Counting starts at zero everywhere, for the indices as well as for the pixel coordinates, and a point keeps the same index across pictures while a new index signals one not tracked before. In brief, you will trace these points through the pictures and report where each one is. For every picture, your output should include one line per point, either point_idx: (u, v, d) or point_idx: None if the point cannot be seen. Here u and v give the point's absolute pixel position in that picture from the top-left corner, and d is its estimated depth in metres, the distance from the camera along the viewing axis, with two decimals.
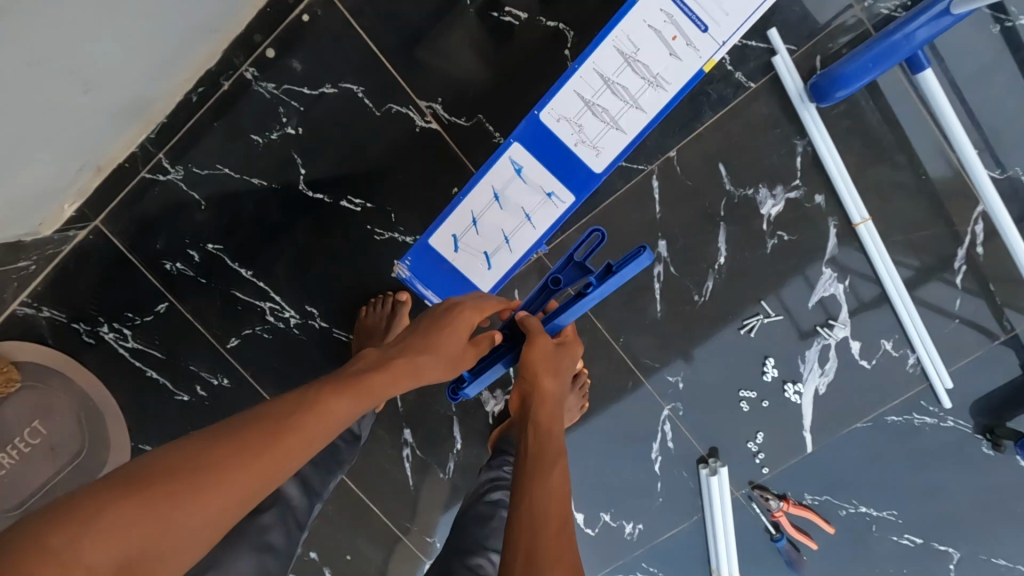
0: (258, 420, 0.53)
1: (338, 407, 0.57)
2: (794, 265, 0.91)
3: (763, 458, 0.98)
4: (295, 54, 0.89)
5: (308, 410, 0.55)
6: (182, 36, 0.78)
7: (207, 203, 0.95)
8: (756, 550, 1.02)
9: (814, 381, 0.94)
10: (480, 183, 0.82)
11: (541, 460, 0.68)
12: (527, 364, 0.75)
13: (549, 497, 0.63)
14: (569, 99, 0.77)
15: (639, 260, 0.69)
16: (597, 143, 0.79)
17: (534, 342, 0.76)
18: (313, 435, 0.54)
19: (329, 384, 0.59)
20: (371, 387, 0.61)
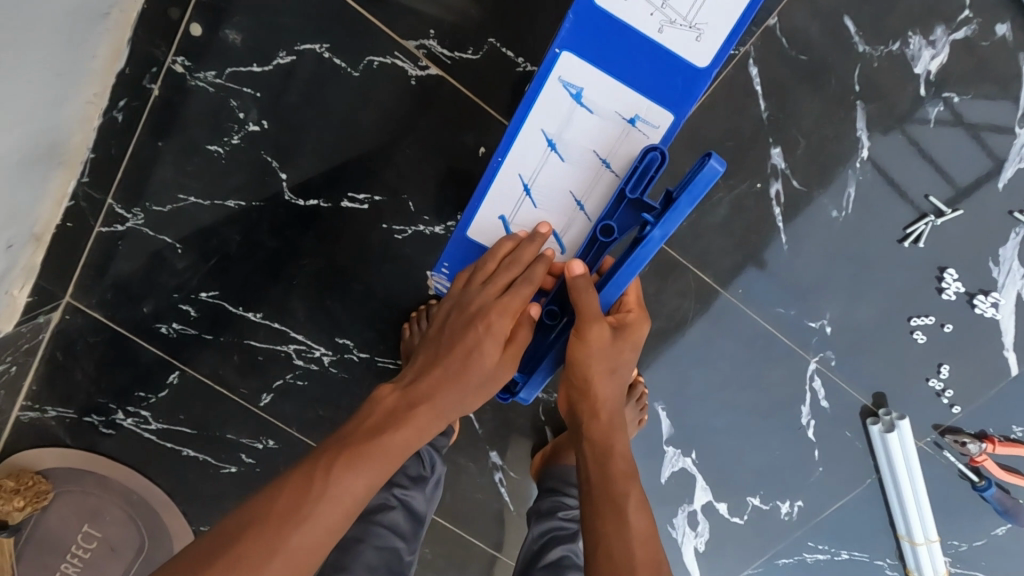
0: (253, 526, 0.44)
1: (345, 490, 0.47)
2: (967, 132, 0.68)
3: (952, 396, 0.76)
4: (233, 23, 0.67)
5: (309, 503, 0.46)
6: (75, 29, 0.54)
7: (185, 245, 0.76)
8: (953, 503, 0.81)
9: (1015, 287, 0.71)
10: (524, 134, 0.59)
11: (608, 493, 0.53)
12: (575, 362, 0.56)
13: (634, 547, 0.49)
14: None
15: (707, 176, 0.49)
16: (696, 21, 0.54)
17: (586, 335, 0.55)
18: (320, 537, 0.45)
19: (343, 448, 0.50)
20: (384, 453, 0.51)
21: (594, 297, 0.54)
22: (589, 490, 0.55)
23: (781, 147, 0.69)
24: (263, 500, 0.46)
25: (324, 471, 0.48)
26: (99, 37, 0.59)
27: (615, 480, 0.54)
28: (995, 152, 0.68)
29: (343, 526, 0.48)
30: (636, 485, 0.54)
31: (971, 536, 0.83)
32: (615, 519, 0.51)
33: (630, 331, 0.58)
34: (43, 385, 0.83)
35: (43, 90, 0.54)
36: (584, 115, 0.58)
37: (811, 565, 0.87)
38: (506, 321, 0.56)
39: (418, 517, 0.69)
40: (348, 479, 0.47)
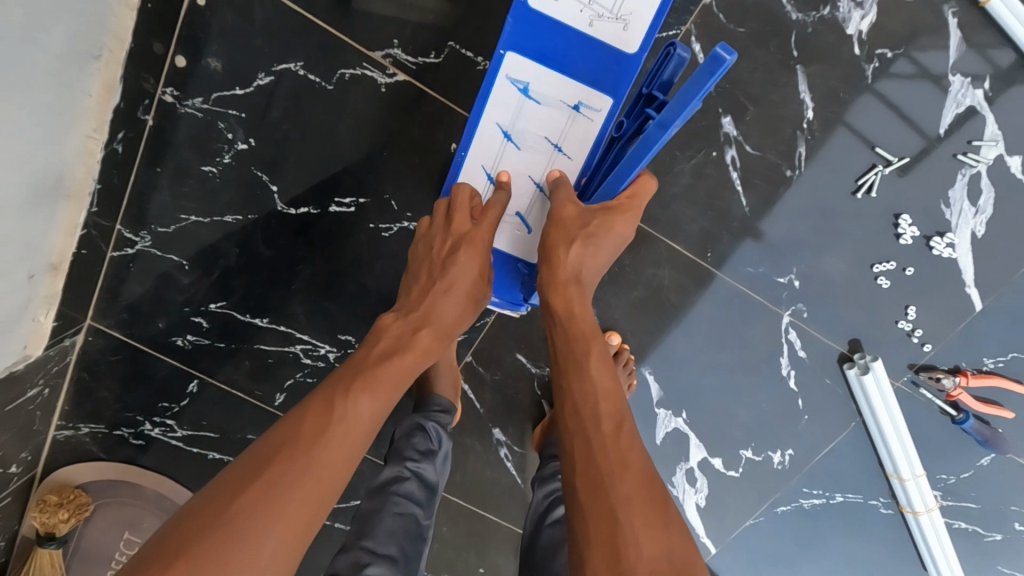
0: (284, 448, 0.47)
1: (361, 408, 0.51)
2: (904, 84, 0.72)
3: (922, 335, 0.80)
4: (213, 51, 0.72)
5: (334, 421, 0.49)
6: (66, 70, 0.59)
7: (191, 261, 0.81)
8: (936, 438, 0.85)
9: (969, 225, 0.75)
10: (482, 130, 0.66)
11: (573, 357, 0.57)
12: (546, 244, 0.63)
13: (599, 400, 0.53)
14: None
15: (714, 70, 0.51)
16: (621, 13, 0.61)
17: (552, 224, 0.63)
18: (346, 452, 0.49)
19: (354, 376, 0.53)
20: (393, 374, 0.55)
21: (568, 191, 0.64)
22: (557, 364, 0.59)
23: (731, 115, 0.73)
24: (286, 429, 0.48)
25: (342, 394, 0.51)
26: (91, 77, 0.63)
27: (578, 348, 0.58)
28: (934, 101, 0.72)
29: (365, 444, 0.51)
30: (599, 346, 0.57)
31: (958, 468, 0.87)
32: (579, 377, 0.55)
33: (610, 218, 0.63)
34: (73, 405, 0.89)
35: (41, 130, 0.59)
36: (533, 107, 0.65)
37: (808, 510, 0.91)
38: (482, 253, 0.65)
39: (431, 488, 0.74)
40: (364, 399, 0.51)
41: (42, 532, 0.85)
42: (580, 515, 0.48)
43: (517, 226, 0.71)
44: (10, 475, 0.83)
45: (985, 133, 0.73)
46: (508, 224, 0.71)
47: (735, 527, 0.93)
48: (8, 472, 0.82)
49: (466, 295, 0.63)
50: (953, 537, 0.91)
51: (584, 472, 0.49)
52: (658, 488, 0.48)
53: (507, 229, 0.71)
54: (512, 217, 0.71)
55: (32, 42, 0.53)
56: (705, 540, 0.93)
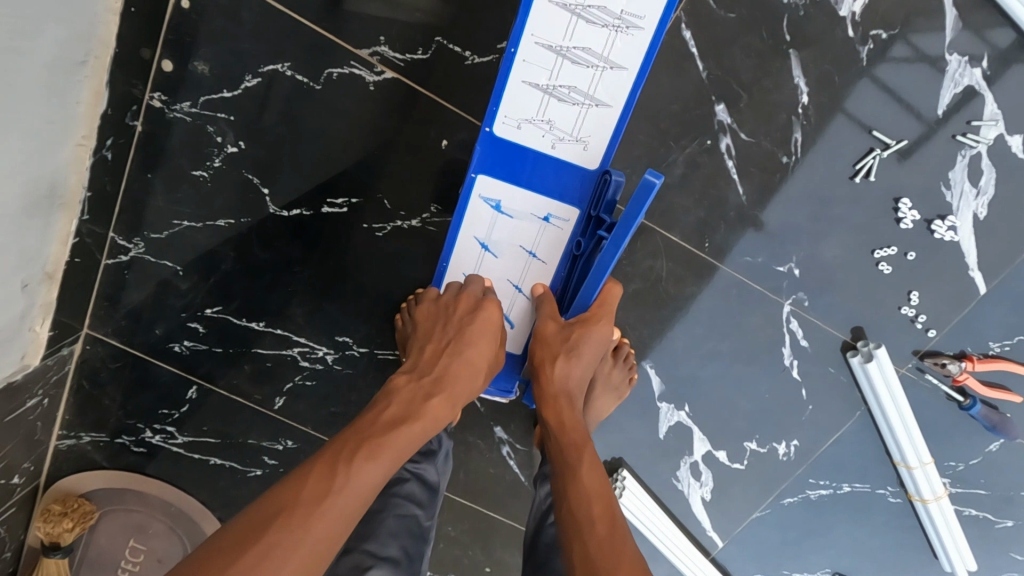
0: (291, 508, 0.49)
1: (367, 477, 0.54)
2: (899, 66, 0.71)
3: (926, 320, 0.79)
4: (201, 55, 0.71)
5: (341, 486, 0.52)
6: (57, 78, 0.59)
7: (185, 267, 0.81)
8: (943, 425, 0.84)
9: (971, 208, 0.74)
10: (462, 241, 0.72)
11: (569, 468, 0.64)
12: (538, 355, 0.71)
13: (592, 504, 0.60)
14: (552, 15, 0.61)
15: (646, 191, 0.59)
16: (580, 135, 0.66)
17: (538, 341, 0.71)
18: (346, 521, 0.51)
19: (362, 441, 0.57)
20: (400, 443, 0.58)
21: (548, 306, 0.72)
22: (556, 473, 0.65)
23: (725, 103, 0.72)
24: (295, 488, 0.51)
25: (350, 460, 0.54)
26: (80, 85, 0.63)
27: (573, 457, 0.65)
28: (932, 82, 0.71)
29: (362, 511, 0.54)
30: (589, 453, 0.65)
31: (966, 455, 0.86)
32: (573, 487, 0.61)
33: (591, 329, 0.70)
34: (74, 413, 0.89)
35: (34, 138, 0.59)
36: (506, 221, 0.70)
37: (815, 501, 0.90)
38: (492, 323, 0.70)
39: (432, 488, 0.73)
40: (371, 466, 0.55)
41: (48, 542, 0.86)
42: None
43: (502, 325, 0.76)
44: (13, 485, 0.83)
45: (985, 113, 0.72)
46: None
47: (742, 520, 0.92)
48: (11, 482, 0.82)
49: (471, 365, 0.68)
50: (964, 525, 0.90)
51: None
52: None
53: None
54: None
55: (23, 51, 0.53)
56: (712, 534, 0.93)
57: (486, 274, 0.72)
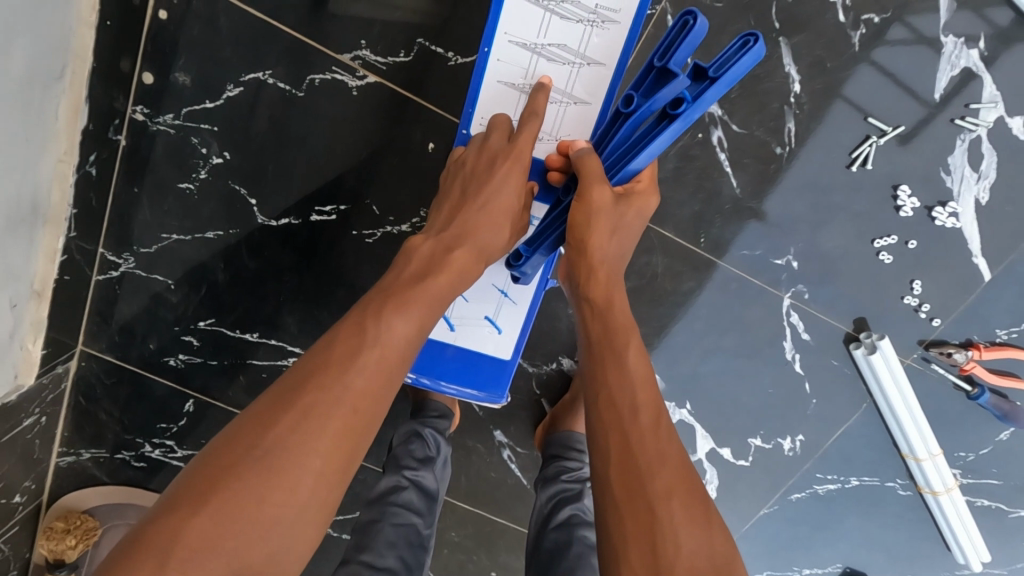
0: (313, 375, 0.45)
1: (395, 330, 0.49)
2: (892, 50, 0.70)
3: (929, 309, 0.77)
4: (181, 66, 0.70)
5: (364, 348, 0.47)
6: (32, 95, 0.58)
7: (176, 279, 0.80)
8: (952, 416, 0.82)
9: (972, 193, 0.73)
10: None
11: (612, 343, 0.54)
12: (578, 223, 0.58)
13: (637, 386, 0.51)
14: (525, 13, 0.62)
15: (752, 55, 0.49)
16: (559, 134, 0.66)
17: (589, 191, 0.57)
18: (381, 377, 0.47)
19: (383, 301, 0.51)
20: (430, 294, 0.52)
21: (595, 160, 0.59)
22: (592, 342, 0.56)
23: None
24: (315, 357, 0.46)
25: (374, 316, 0.49)
26: (57, 101, 0.62)
27: (616, 330, 0.55)
28: (927, 65, 0.70)
29: (399, 368, 0.49)
30: (636, 336, 0.54)
31: (976, 445, 0.84)
32: (617, 365, 0.52)
33: (639, 201, 0.60)
34: (73, 431, 0.89)
35: (12, 157, 0.58)
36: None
37: (823, 496, 0.89)
38: (519, 168, 0.61)
39: (431, 495, 0.72)
40: (397, 321, 0.49)
41: (53, 558, 0.88)
42: (617, 514, 0.46)
43: (488, 329, 0.74)
44: (15, 503, 0.83)
45: (983, 95, 0.70)
46: (486, 306, 0.73)
47: (749, 517, 0.90)
48: (12, 501, 0.83)
49: (504, 213, 0.60)
50: (977, 516, 0.89)
51: (617, 466, 0.47)
52: (698, 487, 0.46)
53: (478, 333, 0.74)
54: (482, 322, 0.74)
55: None
56: None
57: (506, 118, 0.63)
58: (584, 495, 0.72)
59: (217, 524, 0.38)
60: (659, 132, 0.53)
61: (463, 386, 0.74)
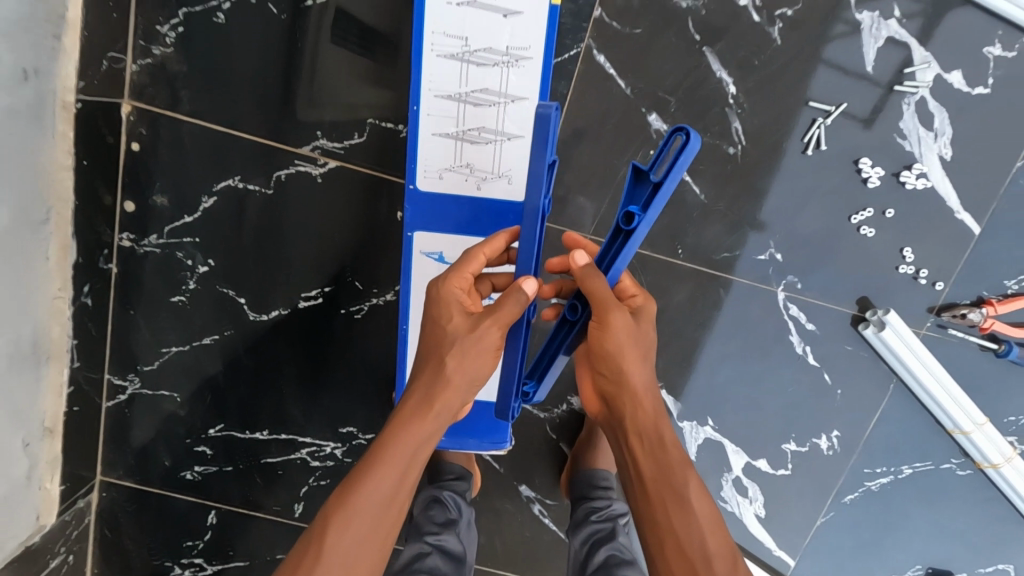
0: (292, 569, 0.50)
1: (358, 510, 0.50)
2: (817, 36, 0.71)
3: (929, 275, 0.75)
4: (157, 190, 0.74)
5: (334, 535, 0.50)
6: (20, 246, 0.64)
7: (181, 392, 0.82)
8: (990, 380, 0.78)
9: (932, 151, 0.73)
10: (415, 300, 0.71)
11: (669, 483, 0.53)
12: (609, 353, 0.55)
13: (705, 533, 0.51)
14: (443, 68, 0.65)
15: (688, 150, 0.49)
16: (501, 171, 0.68)
17: (607, 320, 0.54)
18: (350, 562, 0.49)
19: (355, 473, 0.52)
20: (394, 455, 0.52)
21: (603, 282, 0.55)
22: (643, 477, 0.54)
23: (656, 112, 0.73)
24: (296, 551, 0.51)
25: (340, 500, 0.51)
26: (45, 242, 0.68)
27: (674, 466, 0.53)
28: (856, 40, 0.71)
29: (375, 540, 0.51)
30: (692, 470, 0.54)
31: None
32: (680, 511, 0.52)
33: (644, 313, 0.59)
34: (103, 564, 0.88)
35: (13, 304, 0.64)
36: None
37: (878, 491, 0.85)
38: (459, 284, 0.58)
39: (457, 559, 0.69)
40: (362, 497, 0.50)
41: None
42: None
43: None
44: None
45: (916, 58, 0.71)
46: None
47: (808, 529, 0.87)
48: None
49: (467, 338, 0.54)
50: None
51: None
52: None
53: None
54: None
55: None
56: (780, 553, 0.88)
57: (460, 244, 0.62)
58: (618, 533, 0.69)
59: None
60: (619, 249, 0.55)
61: (462, 439, 0.73)
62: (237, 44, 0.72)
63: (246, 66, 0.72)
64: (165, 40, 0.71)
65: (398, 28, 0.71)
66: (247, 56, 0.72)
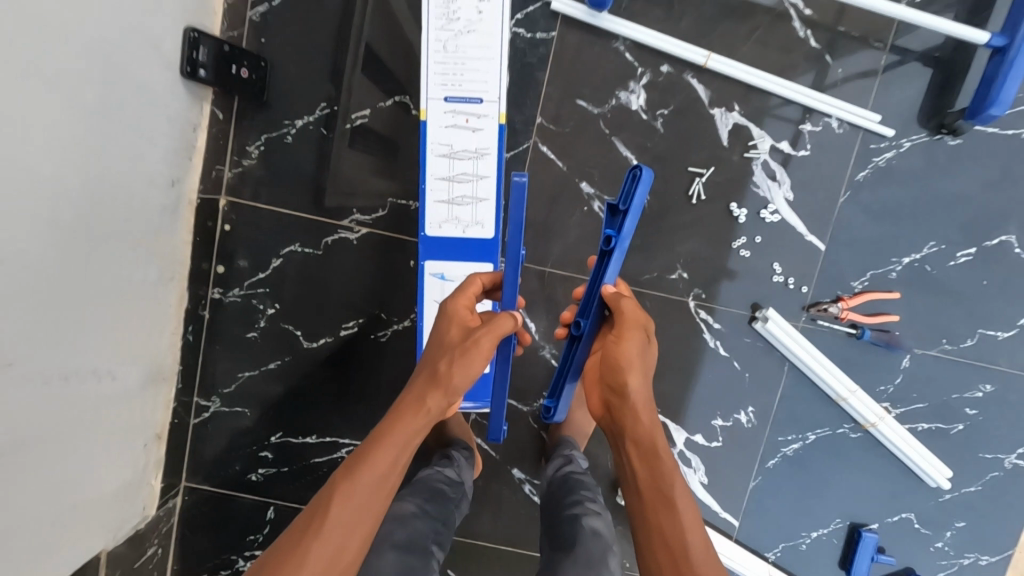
0: (301, 532, 0.60)
1: (363, 481, 0.63)
2: (693, 121, 1.00)
3: (796, 281, 1.03)
4: (237, 257, 1.04)
5: (340, 501, 0.62)
6: (154, 295, 0.91)
7: (250, 409, 1.07)
8: (857, 357, 1.05)
9: (780, 195, 1.02)
10: (427, 308, 0.91)
11: (655, 473, 0.69)
12: (622, 367, 0.72)
13: (679, 512, 0.66)
14: (439, 160, 0.89)
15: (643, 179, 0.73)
16: (480, 222, 0.91)
17: (626, 337, 0.74)
18: (350, 525, 0.61)
19: (360, 454, 0.66)
20: (396, 439, 0.66)
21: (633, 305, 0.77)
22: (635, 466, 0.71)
23: (586, 180, 1.03)
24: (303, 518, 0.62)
25: (347, 474, 0.64)
26: (171, 292, 0.96)
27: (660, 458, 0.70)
28: (709, 126, 1.00)
29: (372, 509, 0.63)
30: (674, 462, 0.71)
31: (890, 377, 1.06)
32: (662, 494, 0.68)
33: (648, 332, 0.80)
34: (183, 559, 1.10)
35: (146, 336, 0.91)
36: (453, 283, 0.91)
37: (793, 455, 1.09)
38: (457, 312, 0.77)
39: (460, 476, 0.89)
40: (367, 470, 0.64)
41: None
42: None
43: None
44: None
45: (754, 134, 1.00)
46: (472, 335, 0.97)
47: (744, 492, 1.10)
48: None
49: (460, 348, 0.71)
50: (923, 439, 1.08)
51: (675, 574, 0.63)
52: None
53: None
54: None
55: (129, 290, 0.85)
56: (725, 515, 1.10)
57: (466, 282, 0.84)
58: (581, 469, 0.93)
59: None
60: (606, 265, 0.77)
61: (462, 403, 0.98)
62: (289, 154, 1.03)
63: (297, 168, 1.03)
64: (252, 154, 1.03)
65: (395, 135, 1.02)
66: (295, 162, 1.03)
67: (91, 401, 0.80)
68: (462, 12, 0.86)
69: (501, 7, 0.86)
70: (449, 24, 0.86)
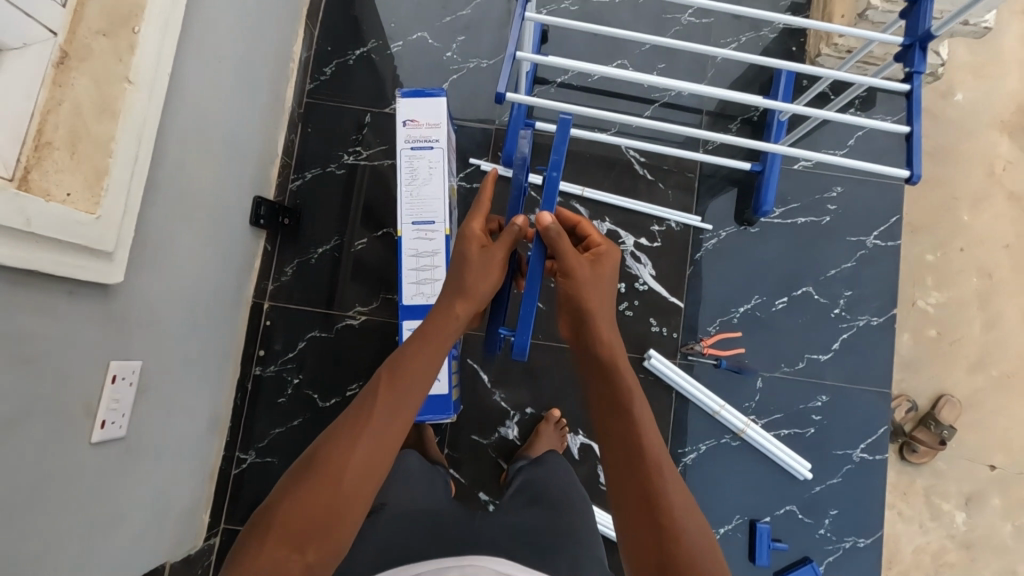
0: (367, 400, 0.80)
1: (413, 367, 0.83)
2: None
3: (668, 330, 1.47)
4: (272, 344, 1.46)
5: (396, 381, 0.81)
6: (217, 370, 1.32)
7: (276, 458, 1.42)
8: (722, 382, 1.45)
9: (646, 273, 1.49)
10: None
11: (620, 375, 0.86)
12: (583, 294, 0.88)
13: (638, 401, 0.84)
14: (409, 255, 1.30)
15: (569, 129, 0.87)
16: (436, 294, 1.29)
17: (575, 271, 0.88)
18: (402, 397, 0.80)
19: (411, 346, 0.86)
20: (437, 337, 0.86)
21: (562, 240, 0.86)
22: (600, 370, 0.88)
23: None
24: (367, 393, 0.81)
25: (402, 361, 0.84)
26: (227, 369, 1.38)
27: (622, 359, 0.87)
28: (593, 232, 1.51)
29: (419, 384, 0.83)
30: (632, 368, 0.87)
31: (750, 395, 1.45)
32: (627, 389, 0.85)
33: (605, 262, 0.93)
34: None
35: (210, 399, 1.31)
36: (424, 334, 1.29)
37: (692, 463, 1.42)
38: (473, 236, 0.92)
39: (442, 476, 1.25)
40: (416, 359, 0.84)
41: None
42: (622, 491, 0.80)
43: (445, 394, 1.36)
44: None
45: (622, 234, 1.51)
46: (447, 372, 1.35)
47: None
48: None
49: (479, 265, 0.89)
50: (786, 442, 1.44)
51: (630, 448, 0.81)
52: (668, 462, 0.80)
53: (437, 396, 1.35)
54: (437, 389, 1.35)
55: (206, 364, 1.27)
56: None
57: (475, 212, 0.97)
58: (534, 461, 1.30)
59: (307, 504, 0.70)
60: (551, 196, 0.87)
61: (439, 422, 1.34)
62: (310, 271, 1.50)
63: (314, 279, 1.49)
64: (286, 272, 1.50)
65: (384, 252, 1.50)
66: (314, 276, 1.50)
67: (178, 438, 1.18)
68: (416, 161, 1.31)
69: (442, 159, 1.30)
70: (408, 169, 1.30)
